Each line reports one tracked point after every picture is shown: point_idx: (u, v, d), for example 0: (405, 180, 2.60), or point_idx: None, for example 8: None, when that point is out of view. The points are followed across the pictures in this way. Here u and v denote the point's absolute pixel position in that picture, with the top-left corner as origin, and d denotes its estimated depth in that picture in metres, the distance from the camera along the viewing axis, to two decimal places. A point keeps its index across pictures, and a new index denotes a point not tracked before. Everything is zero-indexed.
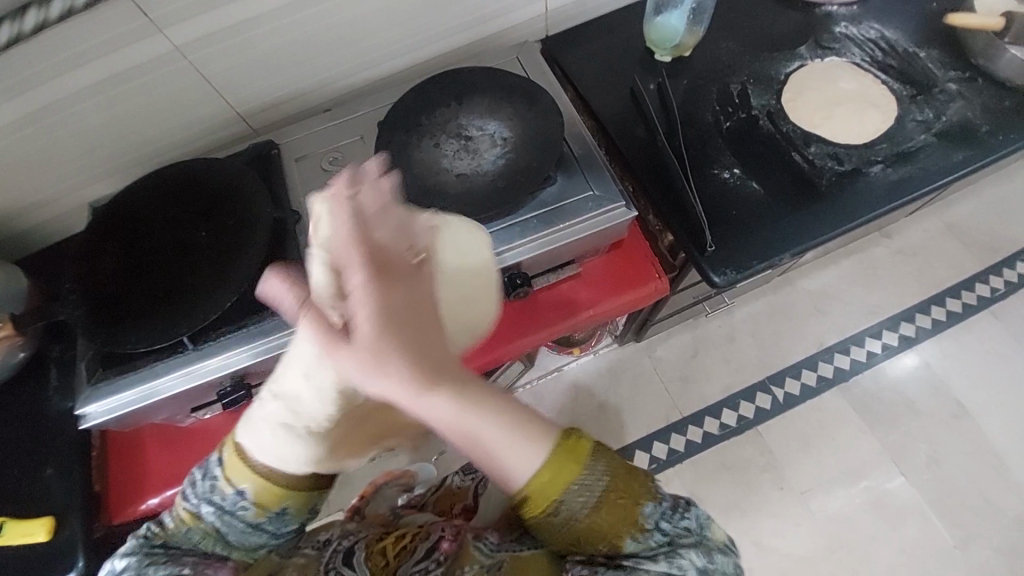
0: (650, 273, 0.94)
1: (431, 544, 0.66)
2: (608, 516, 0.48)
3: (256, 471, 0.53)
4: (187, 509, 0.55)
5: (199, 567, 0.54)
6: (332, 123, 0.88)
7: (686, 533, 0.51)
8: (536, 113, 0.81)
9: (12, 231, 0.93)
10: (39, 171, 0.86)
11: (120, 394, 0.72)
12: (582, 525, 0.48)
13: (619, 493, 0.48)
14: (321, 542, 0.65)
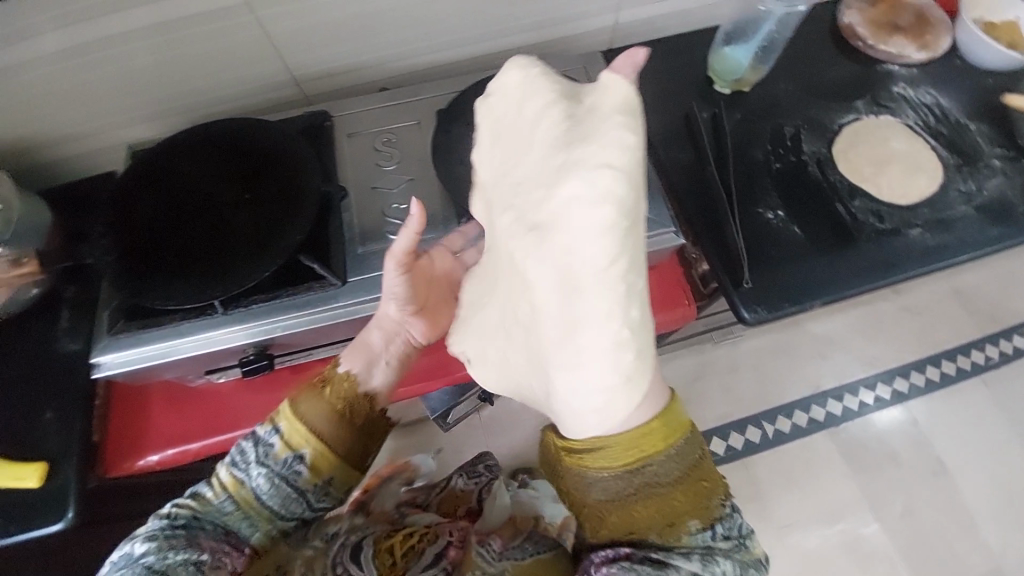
0: (682, 299, 0.93)
1: (437, 549, 0.70)
2: (676, 495, 0.57)
3: (313, 434, 0.63)
4: (234, 478, 0.62)
5: (216, 555, 0.58)
6: (388, 103, 0.86)
7: (727, 540, 0.59)
8: None
9: (40, 161, 0.90)
10: (81, 106, 0.84)
11: (142, 348, 0.70)
12: (647, 497, 0.57)
13: (694, 479, 0.58)
14: (331, 534, 0.68)
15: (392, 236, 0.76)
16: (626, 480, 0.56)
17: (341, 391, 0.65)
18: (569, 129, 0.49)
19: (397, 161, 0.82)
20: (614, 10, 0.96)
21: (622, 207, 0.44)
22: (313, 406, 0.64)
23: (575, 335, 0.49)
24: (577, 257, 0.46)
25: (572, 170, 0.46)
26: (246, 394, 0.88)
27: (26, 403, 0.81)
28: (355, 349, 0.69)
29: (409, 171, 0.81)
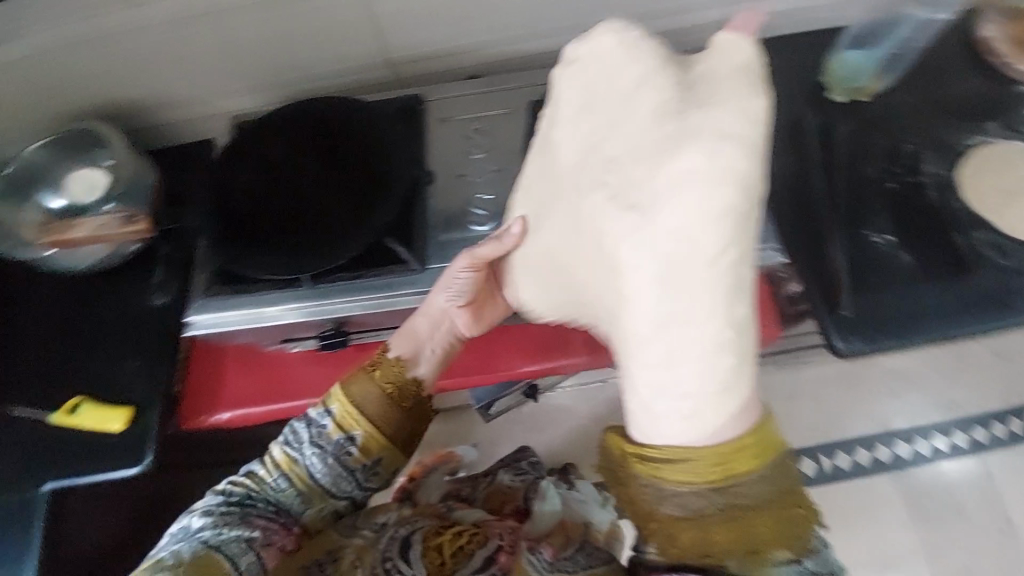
0: (767, 322, 0.90)
1: (486, 553, 0.66)
2: (762, 521, 0.50)
3: (363, 416, 0.66)
4: (288, 457, 0.67)
5: (266, 532, 0.64)
6: (481, 90, 0.84)
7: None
8: None
9: (151, 122, 0.97)
10: (196, 70, 0.90)
11: (230, 311, 0.72)
12: (729, 519, 0.50)
13: (785, 505, 0.50)
14: (380, 526, 0.70)
15: (476, 226, 0.75)
16: (707, 499, 0.49)
17: (388, 377, 0.67)
18: (679, 98, 0.46)
19: (486, 150, 0.80)
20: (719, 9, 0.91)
21: (743, 182, 0.42)
22: (363, 389, 0.67)
23: (672, 329, 0.46)
24: (683, 240, 0.43)
25: (685, 142, 0.44)
26: (317, 367, 0.89)
27: (117, 348, 0.87)
28: (402, 335, 0.69)
29: (496, 161, 0.79)
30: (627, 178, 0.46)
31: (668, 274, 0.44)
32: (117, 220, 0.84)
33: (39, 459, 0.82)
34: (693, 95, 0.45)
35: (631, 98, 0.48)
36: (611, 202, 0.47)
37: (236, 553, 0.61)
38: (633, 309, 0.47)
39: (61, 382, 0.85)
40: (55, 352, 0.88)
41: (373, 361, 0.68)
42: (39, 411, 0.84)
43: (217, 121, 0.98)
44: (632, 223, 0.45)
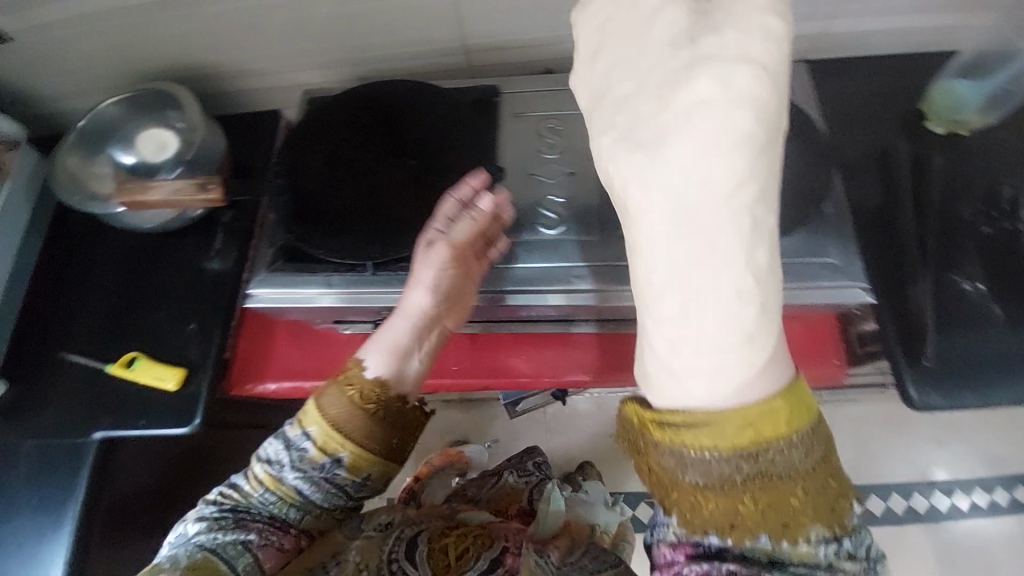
0: (833, 361, 0.81)
1: (493, 555, 0.67)
2: (804, 492, 0.44)
3: (347, 438, 0.63)
4: (273, 476, 0.64)
5: (263, 535, 0.64)
6: (561, 87, 0.82)
7: (854, 560, 0.45)
8: (798, 149, 0.69)
9: (229, 87, 0.99)
10: (277, 43, 0.91)
11: (294, 292, 0.72)
12: (768, 486, 0.44)
13: (823, 478, 0.45)
14: (384, 526, 0.69)
15: (543, 228, 0.73)
16: (743, 464, 0.43)
17: (371, 393, 0.64)
18: (692, 24, 0.43)
19: (560, 150, 0.77)
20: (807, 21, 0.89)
21: (768, 117, 0.39)
22: (342, 409, 0.63)
23: (687, 276, 0.41)
24: (699, 178, 0.39)
25: (699, 69, 0.41)
26: None
27: (175, 309, 0.89)
28: (379, 344, 0.68)
29: (569, 162, 0.76)
30: (640, 114, 0.44)
31: (684, 210, 0.40)
32: (191, 187, 0.82)
33: (92, 408, 0.85)
34: (708, 19, 0.42)
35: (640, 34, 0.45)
36: (621, 143, 0.44)
37: (232, 556, 0.61)
38: (648, 256, 0.43)
39: (122, 336, 0.89)
40: (118, 305, 0.91)
41: (345, 372, 0.66)
42: (100, 361, 0.87)
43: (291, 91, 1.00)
44: (641, 164, 0.42)
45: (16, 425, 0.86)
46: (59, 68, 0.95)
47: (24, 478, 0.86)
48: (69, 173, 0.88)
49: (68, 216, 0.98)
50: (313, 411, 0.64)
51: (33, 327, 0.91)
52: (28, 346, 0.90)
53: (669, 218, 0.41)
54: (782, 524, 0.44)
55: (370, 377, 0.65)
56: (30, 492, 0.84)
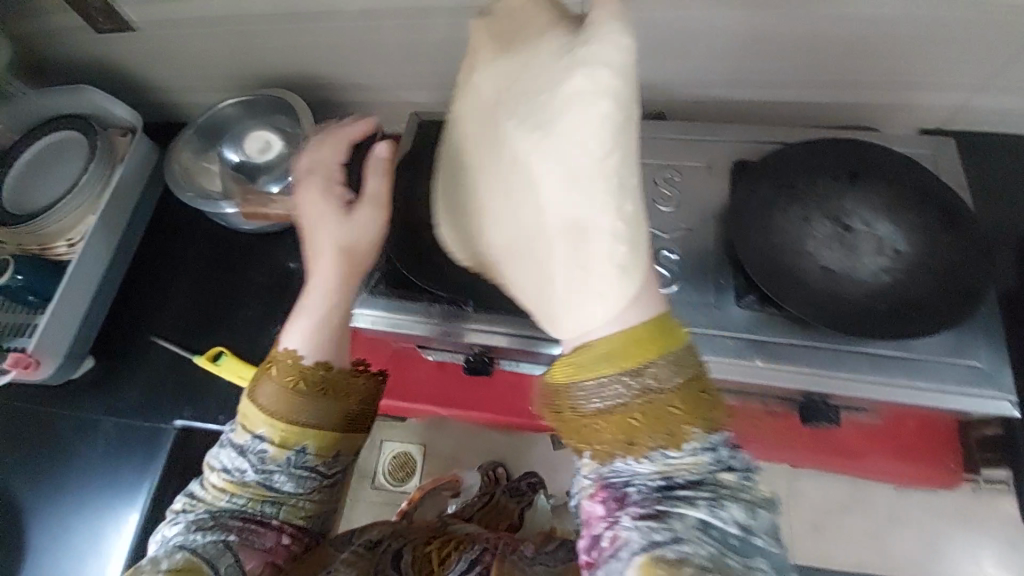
0: (949, 463, 0.76)
1: (474, 553, 0.54)
2: (680, 401, 0.43)
3: (301, 425, 0.54)
4: (234, 479, 0.53)
5: (243, 533, 0.51)
6: (681, 136, 0.79)
7: (733, 470, 0.43)
8: (946, 236, 0.64)
9: (337, 98, 1.02)
10: (395, 59, 0.91)
11: (391, 317, 0.73)
12: (653, 402, 0.43)
13: (696, 394, 0.44)
14: (376, 539, 0.55)
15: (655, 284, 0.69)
16: (625, 384, 0.44)
17: (317, 377, 0.56)
18: (570, 41, 0.51)
19: (678, 202, 0.74)
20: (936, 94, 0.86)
21: (626, 101, 0.47)
22: (286, 398, 0.54)
23: (566, 224, 0.48)
24: (580, 143, 0.47)
25: (574, 72, 0.48)
26: (440, 376, 0.89)
27: (264, 309, 0.90)
28: (300, 320, 0.57)
29: (685, 216, 0.73)
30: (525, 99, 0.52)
31: (570, 173, 0.48)
32: None
33: (177, 395, 0.86)
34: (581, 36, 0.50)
35: (532, 39, 0.53)
36: (519, 128, 0.52)
37: (213, 556, 0.48)
38: (543, 213, 0.49)
39: (210, 329, 0.90)
40: (208, 298, 0.93)
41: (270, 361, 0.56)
42: (188, 351, 0.89)
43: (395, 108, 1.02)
44: (537, 141, 0.50)
45: (100, 402, 0.88)
46: (177, 62, 0.96)
47: (98, 456, 0.86)
48: (183, 167, 0.92)
49: (173, 206, 1.01)
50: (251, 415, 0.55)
51: (127, 311, 0.93)
52: (120, 327, 0.92)
53: (557, 185, 0.48)
54: (669, 438, 0.43)
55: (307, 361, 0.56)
56: (105, 469, 0.85)
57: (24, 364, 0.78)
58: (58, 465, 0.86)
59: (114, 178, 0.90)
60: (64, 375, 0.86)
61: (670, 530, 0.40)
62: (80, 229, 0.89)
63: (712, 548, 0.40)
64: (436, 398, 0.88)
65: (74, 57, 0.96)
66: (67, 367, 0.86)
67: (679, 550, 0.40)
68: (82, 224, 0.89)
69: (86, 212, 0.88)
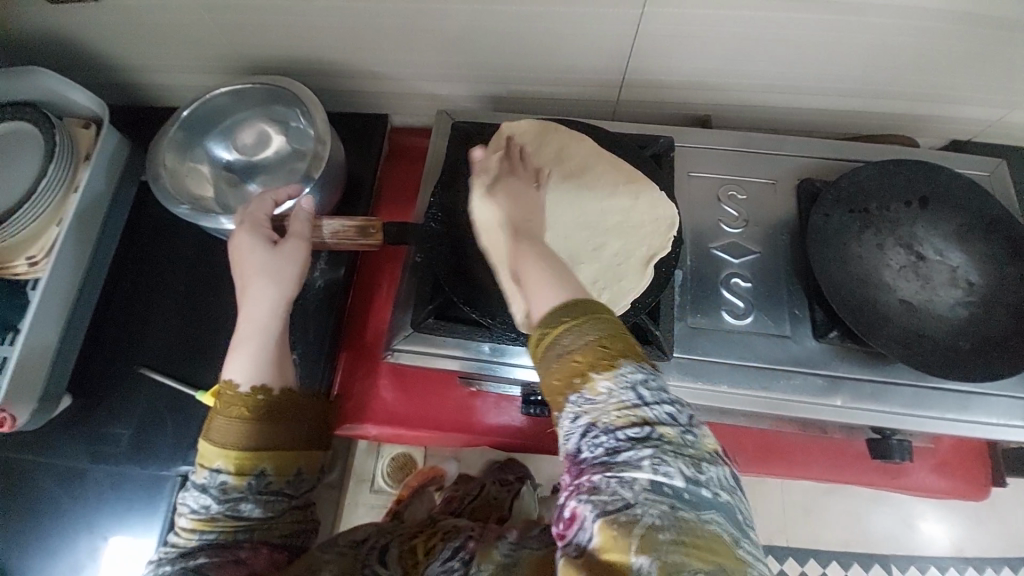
0: (981, 479, 0.79)
1: (458, 541, 0.52)
2: (585, 357, 0.39)
3: (254, 449, 0.53)
4: (201, 514, 0.50)
5: (215, 557, 0.48)
6: (742, 149, 0.74)
7: (673, 425, 0.36)
8: (1019, 266, 0.64)
9: (347, 86, 0.89)
10: (418, 49, 0.80)
11: (445, 355, 0.67)
12: (559, 359, 0.40)
13: (597, 354, 0.39)
14: (359, 537, 0.55)
15: (727, 313, 0.66)
16: (545, 357, 0.41)
17: (261, 402, 0.55)
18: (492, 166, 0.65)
19: (744, 221, 0.70)
20: (990, 106, 0.84)
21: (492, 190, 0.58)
22: (238, 427, 0.53)
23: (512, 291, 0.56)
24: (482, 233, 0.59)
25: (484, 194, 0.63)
26: (476, 402, 0.83)
27: None
28: (238, 351, 0.57)
29: (753, 240, 0.69)
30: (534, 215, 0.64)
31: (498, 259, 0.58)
32: (351, 230, 0.65)
33: (181, 436, 0.76)
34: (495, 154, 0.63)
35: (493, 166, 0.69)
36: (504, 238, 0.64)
37: None
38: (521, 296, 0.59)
39: (211, 358, 0.79)
40: (204, 322, 0.81)
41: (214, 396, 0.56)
42: (188, 385, 0.78)
43: (414, 99, 0.91)
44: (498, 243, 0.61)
45: (86, 446, 0.76)
46: (149, 39, 0.79)
47: (87, 511, 0.74)
48: (169, 170, 0.77)
49: (152, 210, 0.87)
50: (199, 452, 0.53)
51: (108, 333, 0.81)
52: (100, 356, 0.80)
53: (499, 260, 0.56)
54: (581, 388, 0.38)
55: (245, 386, 0.55)
56: (96, 527, 0.73)
57: None
58: (37, 524, 0.74)
59: (82, 179, 0.76)
60: (42, 419, 0.74)
61: (619, 497, 0.34)
62: (42, 242, 0.74)
63: (666, 509, 0.33)
64: (476, 425, 0.82)
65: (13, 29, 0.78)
66: (45, 410, 0.74)
67: (636, 521, 0.33)
68: (43, 236, 0.74)
69: (49, 221, 0.74)
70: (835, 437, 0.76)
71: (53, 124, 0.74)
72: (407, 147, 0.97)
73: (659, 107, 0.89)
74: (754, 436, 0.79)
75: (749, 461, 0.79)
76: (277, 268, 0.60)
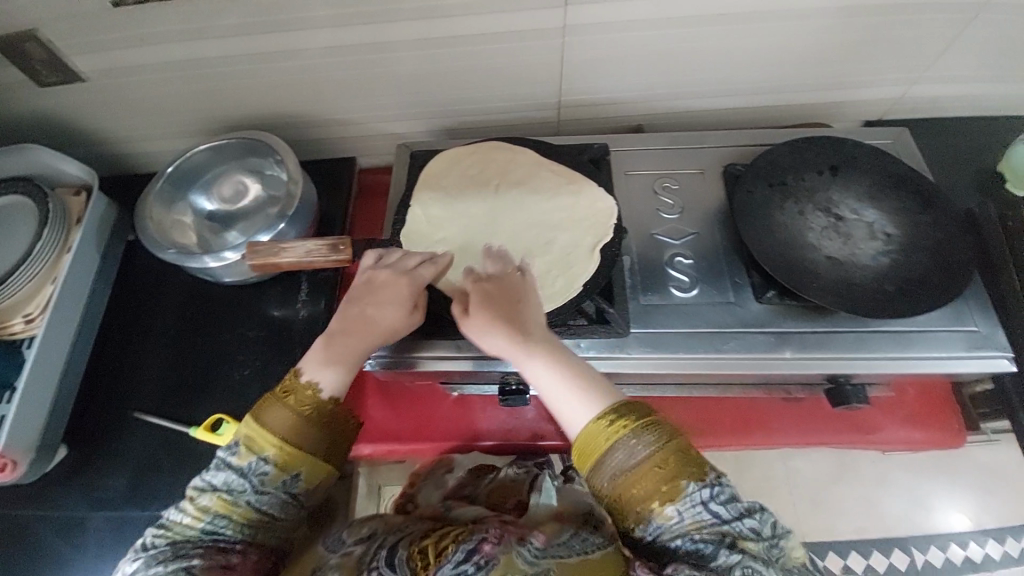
0: (955, 427, 0.81)
1: (470, 544, 0.52)
2: (654, 469, 0.51)
3: (308, 454, 0.57)
4: (225, 501, 0.54)
5: (211, 555, 0.53)
6: (671, 146, 0.83)
7: (756, 538, 0.50)
8: (927, 215, 0.70)
9: (316, 135, 0.99)
10: (375, 94, 0.89)
11: (423, 358, 0.71)
12: (633, 479, 0.51)
13: (662, 463, 0.51)
14: (366, 535, 0.57)
15: (675, 289, 0.71)
16: (611, 469, 0.52)
17: (322, 409, 0.58)
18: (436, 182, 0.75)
19: (679, 208, 0.77)
20: (886, 88, 0.93)
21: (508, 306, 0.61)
22: (289, 425, 0.57)
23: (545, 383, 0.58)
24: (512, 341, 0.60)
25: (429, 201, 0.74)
26: (460, 410, 0.86)
27: (260, 365, 0.84)
28: (331, 359, 0.61)
29: (690, 222, 0.76)
30: (476, 229, 0.72)
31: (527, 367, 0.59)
32: (324, 250, 0.70)
33: (175, 473, 0.78)
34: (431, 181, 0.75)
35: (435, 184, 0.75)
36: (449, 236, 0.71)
37: None
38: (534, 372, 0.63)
39: (201, 395, 0.82)
40: (196, 361, 0.85)
41: (288, 382, 0.59)
42: (181, 422, 0.80)
43: (377, 140, 1.00)
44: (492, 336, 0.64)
45: (83, 494, 0.77)
46: (133, 110, 0.88)
47: (86, 561, 0.74)
48: (155, 223, 0.84)
49: (141, 264, 0.93)
50: (249, 429, 0.57)
51: (102, 382, 0.84)
52: (95, 405, 0.83)
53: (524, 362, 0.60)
54: (659, 501, 0.51)
55: (325, 394, 0.59)
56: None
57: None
58: None
59: (74, 239, 0.82)
60: (38, 471, 0.76)
61: None
62: (38, 300, 0.79)
63: None
64: (463, 431, 0.84)
65: (10, 115, 0.87)
66: (40, 461, 0.76)
67: None
68: (39, 294, 0.79)
69: (44, 281, 0.80)
70: (804, 398, 0.80)
71: (48, 193, 0.81)
72: (376, 185, 1.05)
73: (596, 122, 0.98)
74: (730, 409, 0.82)
75: (728, 434, 0.81)
76: (390, 309, 0.63)
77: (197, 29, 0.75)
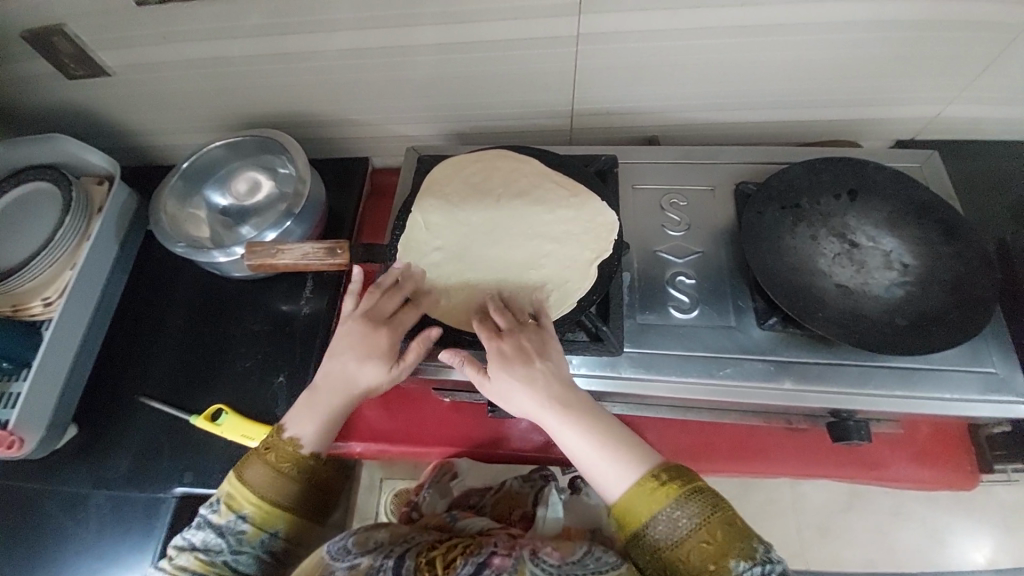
0: (967, 467, 0.77)
1: (480, 558, 0.53)
2: (701, 544, 0.50)
3: (283, 510, 0.59)
4: (203, 559, 0.56)
5: None
6: (683, 160, 0.80)
7: None
8: (951, 247, 0.66)
9: (330, 134, 1.00)
10: (388, 95, 0.90)
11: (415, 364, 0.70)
12: (676, 550, 0.50)
13: (708, 537, 0.50)
14: (373, 547, 0.57)
15: (675, 310, 0.69)
16: (656, 540, 0.51)
17: (300, 464, 0.61)
18: (438, 188, 0.75)
19: (686, 225, 0.75)
20: (920, 106, 0.88)
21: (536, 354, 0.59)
22: (269, 482, 0.59)
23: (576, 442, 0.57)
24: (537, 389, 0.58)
25: (430, 206, 0.73)
26: (454, 416, 0.86)
27: (262, 360, 0.86)
28: (311, 413, 0.62)
29: (696, 241, 0.74)
30: (475, 238, 0.71)
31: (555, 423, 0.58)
32: (320, 252, 0.71)
33: (175, 460, 0.80)
34: (434, 187, 0.75)
35: (437, 190, 0.75)
36: (446, 244, 0.71)
37: None
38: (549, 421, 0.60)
39: (204, 386, 0.85)
40: (202, 352, 0.87)
41: (267, 440, 0.62)
42: (184, 412, 0.83)
43: (390, 141, 1.01)
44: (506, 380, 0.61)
45: (89, 473, 0.81)
46: (155, 104, 0.91)
47: (88, 537, 0.78)
48: (170, 216, 0.86)
49: (157, 254, 0.96)
50: (227, 492, 0.59)
51: (114, 366, 0.88)
52: (105, 389, 0.86)
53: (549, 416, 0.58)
54: None
55: (306, 449, 0.61)
56: (94, 552, 0.77)
57: (6, 444, 0.72)
58: (39, 550, 0.78)
59: (93, 228, 0.85)
60: (47, 448, 0.79)
61: None
62: (57, 285, 0.83)
63: None
64: (457, 437, 0.85)
65: (40, 104, 0.91)
66: (51, 439, 0.79)
67: None
68: (58, 279, 0.83)
69: (64, 267, 0.83)
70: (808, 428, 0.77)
71: (71, 182, 0.85)
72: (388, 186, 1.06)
73: (610, 130, 0.96)
74: (729, 433, 0.80)
75: (721, 458, 0.78)
76: (369, 354, 0.62)
77: (214, 29, 0.77)
